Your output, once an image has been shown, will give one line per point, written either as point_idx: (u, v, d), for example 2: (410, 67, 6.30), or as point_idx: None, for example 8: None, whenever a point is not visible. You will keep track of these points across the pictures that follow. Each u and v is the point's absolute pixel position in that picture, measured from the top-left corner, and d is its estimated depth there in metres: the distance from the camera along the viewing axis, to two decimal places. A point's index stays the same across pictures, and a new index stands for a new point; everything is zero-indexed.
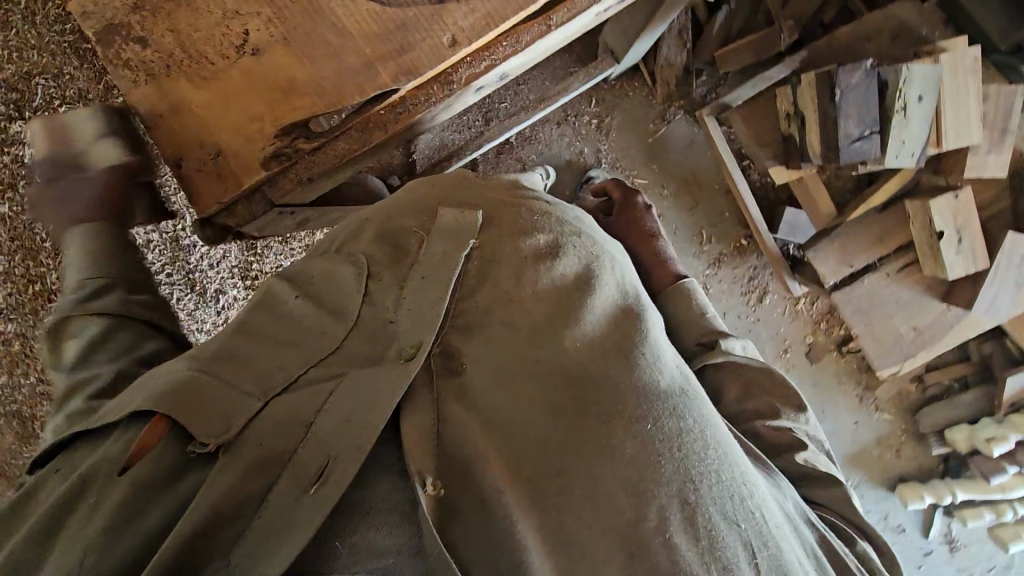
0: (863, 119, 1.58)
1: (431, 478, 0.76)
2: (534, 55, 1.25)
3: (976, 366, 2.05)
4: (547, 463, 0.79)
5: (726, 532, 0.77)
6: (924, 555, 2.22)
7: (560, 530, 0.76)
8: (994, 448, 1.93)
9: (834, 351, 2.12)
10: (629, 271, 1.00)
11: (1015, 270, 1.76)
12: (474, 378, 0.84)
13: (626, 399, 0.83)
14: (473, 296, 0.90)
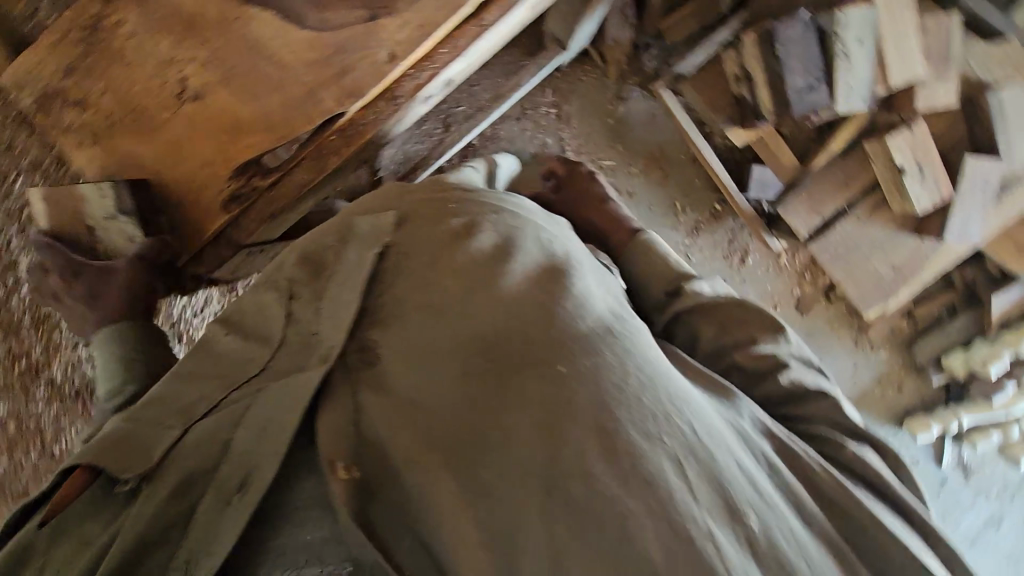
0: (808, 70, 1.65)
1: (353, 465, 0.85)
2: (476, 54, 1.29)
3: (961, 293, 2.08)
4: (458, 421, 0.84)
5: (651, 453, 0.76)
6: (940, 484, 2.24)
7: (480, 486, 0.79)
8: (990, 368, 1.99)
9: (823, 300, 2.15)
10: (556, 233, 1.04)
11: (980, 192, 1.78)
12: (392, 365, 0.90)
13: (536, 345, 0.86)
14: (395, 290, 0.97)
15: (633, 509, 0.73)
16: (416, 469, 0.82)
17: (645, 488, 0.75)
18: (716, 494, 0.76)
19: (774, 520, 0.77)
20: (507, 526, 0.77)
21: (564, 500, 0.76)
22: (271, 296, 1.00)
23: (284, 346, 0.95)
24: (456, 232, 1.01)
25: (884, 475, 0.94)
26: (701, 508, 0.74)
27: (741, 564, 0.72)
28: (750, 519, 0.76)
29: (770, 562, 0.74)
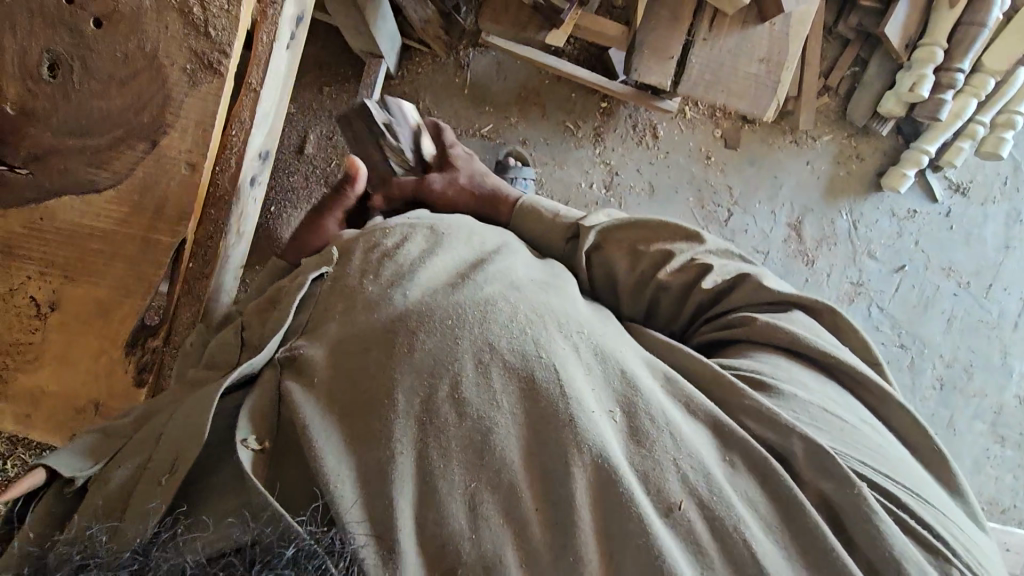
0: None
1: (267, 438, 0.90)
2: (267, 121, 1.20)
3: (859, 42, 2.03)
4: (360, 394, 0.92)
5: (525, 367, 0.92)
6: (946, 216, 2.28)
7: (370, 437, 0.88)
8: (921, 90, 1.89)
9: (745, 125, 2.13)
10: (480, 242, 1.21)
11: None
12: (315, 357, 0.99)
13: (430, 310, 0.98)
14: (326, 301, 1.08)
15: (498, 422, 0.88)
16: (319, 438, 0.88)
17: (516, 393, 0.90)
18: (584, 391, 0.92)
19: (648, 409, 0.93)
20: (379, 466, 0.85)
21: (436, 429, 0.87)
22: (230, 334, 1.09)
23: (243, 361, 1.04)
24: (382, 246, 1.14)
25: (814, 343, 1.08)
26: (568, 403, 0.89)
27: (594, 431, 0.88)
28: (622, 415, 0.92)
29: (633, 440, 0.90)
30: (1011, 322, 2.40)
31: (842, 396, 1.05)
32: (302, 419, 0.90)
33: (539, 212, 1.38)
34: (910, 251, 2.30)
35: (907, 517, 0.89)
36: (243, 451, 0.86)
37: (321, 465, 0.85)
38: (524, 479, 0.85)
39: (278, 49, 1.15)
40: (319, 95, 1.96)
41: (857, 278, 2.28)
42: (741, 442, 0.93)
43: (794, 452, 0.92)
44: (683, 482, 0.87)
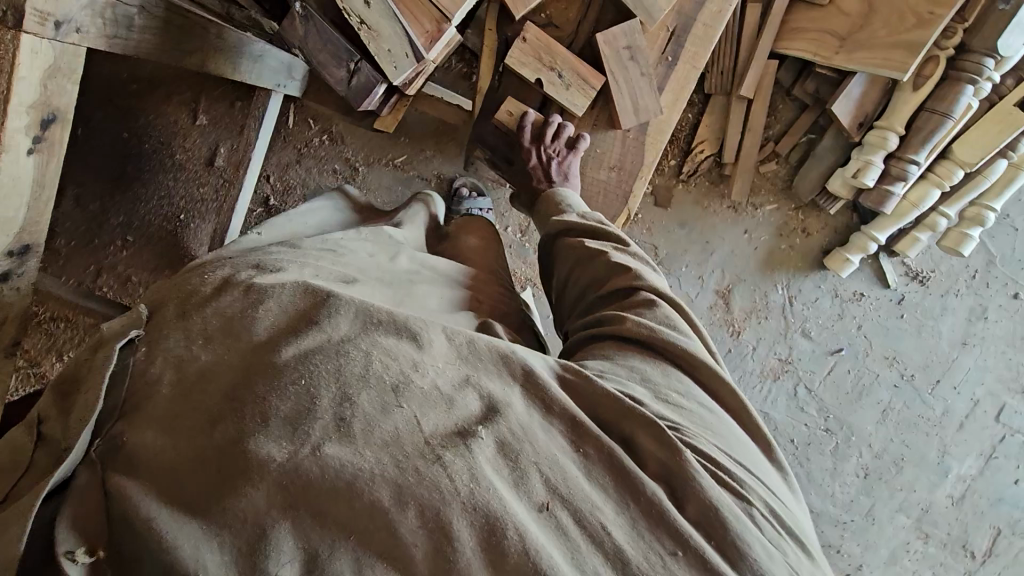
0: (336, 57, 1.12)
1: (101, 544, 0.60)
2: (15, 223, 0.96)
3: (817, 108, 1.82)
4: (200, 474, 0.63)
5: (389, 422, 0.67)
6: (898, 303, 2.08)
7: (222, 522, 0.59)
8: (866, 179, 1.70)
9: (679, 183, 1.95)
10: (289, 260, 0.96)
11: (631, 64, 1.23)
12: (141, 443, 0.65)
13: (260, 354, 0.71)
14: (153, 366, 0.72)
15: (369, 470, 0.63)
16: (172, 529, 0.59)
17: (378, 442, 0.65)
18: (447, 414, 0.70)
19: (514, 428, 0.72)
20: (253, 535, 0.59)
21: (301, 486, 0.61)
22: (22, 433, 0.71)
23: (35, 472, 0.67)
24: (207, 275, 0.86)
25: (665, 335, 0.90)
26: (430, 439, 0.67)
27: (472, 479, 0.65)
28: (486, 433, 0.70)
29: (502, 461, 0.69)
30: (956, 422, 2.18)
31: (679, 378, 0.89)
32: (138, 515, 0.60)
33: (552, 207, 1.19)
34: (851, 335, 2.10)
35: (725, 479, 0.77)
36: (69, 569, 0.57)
37: (181, 555, 0.57)
38: (412, 526, 0.61)
39: (13, 152, 0.90)
40: (231, 108, 1.94)
41: (785, 355, 2.09)
42: (595, 436, 0.75)
43: (632, 429, 0.78)
44: (551, 486, 0.69)
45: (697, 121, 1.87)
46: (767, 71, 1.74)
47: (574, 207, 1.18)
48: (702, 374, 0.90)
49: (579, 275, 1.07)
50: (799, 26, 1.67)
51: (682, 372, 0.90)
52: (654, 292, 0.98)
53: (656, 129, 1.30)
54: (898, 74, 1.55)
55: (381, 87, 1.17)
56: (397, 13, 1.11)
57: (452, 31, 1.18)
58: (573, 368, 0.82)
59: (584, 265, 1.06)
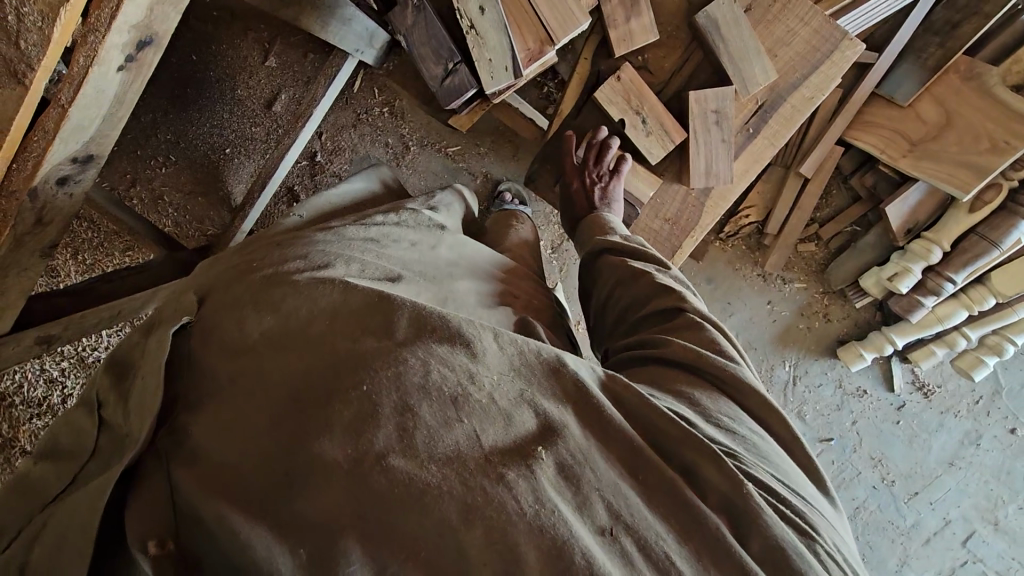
0: (438, 53, 1.18)
1: (170, 538, 0.66)
2: (87, 132, 0.97)
3: (871, 203, 1.83)
4: (267, 472, 0.67)
5: (449, 438, 0.67)
6: (897, 409, 2.09)
7: (289, 527, 0.64)
8: (901, 284, 1.74)
9: (717, 241, 1.95)
10: (338, 249, 0.97)
11: (717, 127, 1.25)
12: (202, 443, 0.70)
13: (320, 355, 0.74)
14: (207, 361, 0.78)
15: (435, 487, 0.64)
16: (242, 528, 0.63)
17: (442, 458, 0.66)
18: (508, 433, 0.70)
19: (572, 446, 0.71)
20: (324, 543, 0.62)
21: (369, 496, 0.63)
22: (83, 415, 0.79)
23: (95, 457, 0.75)
24: (274, 266, 0.91)
25: (714, 361, 0.89)
26: (490, 456, 0.67)
27: (536, 500, 0.65)
28: (546, 453, 0.69)
29: (564, 483, 0.68)
30: (922, 537, 2.18)
31: (729, 406, 0.86)
32: (208, 515, 0.65)
33: (599, 224, 1.19)
34: (844, 428, 2.11)
35: (791, 515, 0.74)
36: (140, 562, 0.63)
37: (255, 548, 0.62)
38: (477, 545, 0.61)
39: (105, 67, 0.90)
40: (302, 58, 1.93)
41: None
42: (650, 458, 0.73)
43: (694, 462, 0.74)
44: (612, 509, 0.68)
45: (750, 186, 1.87)
46: (832, 155, 1.76)
47: (618, 230, 1.18)
48: (748, 401, 0.87)
49: (620, 295, 1.07)
50: (874, 120, 1.68)
51: (728, 401, 0.87)
52: (698, 312, 0.97)
53: (719, 193, 1.32)
54: (959, 191, 1.58)
55: (472, 91, 1.21)
56: (508, 29, 1.15)
57: (553, 54, 1.22)
58: (619, 379, 0.82)
59: (628, 284, 1.06)
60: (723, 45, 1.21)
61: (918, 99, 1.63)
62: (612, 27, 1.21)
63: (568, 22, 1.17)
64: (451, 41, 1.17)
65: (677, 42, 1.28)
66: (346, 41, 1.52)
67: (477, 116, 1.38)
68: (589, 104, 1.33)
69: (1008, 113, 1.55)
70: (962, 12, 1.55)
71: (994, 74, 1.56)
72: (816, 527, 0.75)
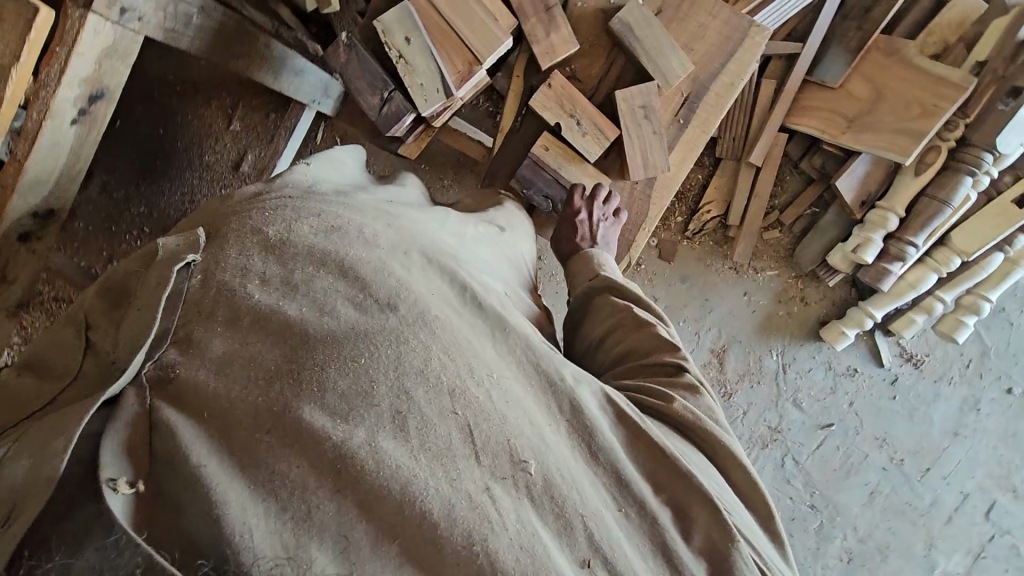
0: (373, 83, 1.23)
1: (142, 478, 0.62)
2: (47, 185, 1.02)
3: (822, 183, 1.89)
4: (257, 432, 0.65)
5: (441, 425, 0.70)
6: (891, 385, 2.08)
7: (270, 487, 0.63)
8: (865, 255, 1.77)
9: (684, 240, 1.98)
10: (344, 215, 0.87)
11: (647, 124, 1.30)
12: (197, 381, 0.68)
13: (329, 330, 0.72)
14: (208, 297, 0.73)
15: (422, 478, 0.67)
16: (221, 483, 0.62)
17: (430, 450, 0.69)
18: (503, 439, 0.73)
19: (559, 469, 0.74)
20: (299, 511, 0.62)
21: (353, 474, 0.65)
22: (68, 333, 0.73)
23: (80, 382, 0.69)
24: (280, 225, 0.81)
25: (709, 427, 0.92)
26: (482, 457, 0.71)
27: (515, 511, 0.69)
28: (534, 465, 0.73)
29: (547, 504, 0.72)
30: (944, 515, 2.12)
31: (711, 469, 0.89)
32: (188, 460, 0.62)
33: (592, 264, 1.20)
34: (843, 412, 2.08)
35: None
36: (112, 498, 0.58)
37: (227, 513, 0.60)
38: (456, 546, 0.64)
39: (59, 121, 0.96)
40: (264, 118, 1.99)
41: (775, 423, 2.08)
42: (638, 495, 0.79)
43: (683, 491, 0.81)
44: (590, 535, 0.72)
45: (705, 182, 1.93)
46: (776, 142, 1.83)
47: (608, 271, 1.19)
48: (737, 481, 0.91)
49: (618, 339, 1.07)
50: (808, 103, 1.76)
51: (716, 470, 0.91)
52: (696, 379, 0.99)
53: (663, 183, 1.37)
54: (900, 157, 1.65)
55: (410, 116, 1.27)
56: (433, 53, 1.21)
57: (483, 72, 1.27)
58: (620, 402, 0.86)
59: (627, 332, 1.06)
60: (640, 47, 1.27)
61: (846, 78, 1.72)
62: (534, 42, 1.27)
63: (491, 41, 1.23)
64: (383, 72, 1.23)
65: (598, 49, 1.34)
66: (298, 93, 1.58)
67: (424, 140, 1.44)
68: (528, 118, 1.38)
69: (927, 78, 1.63)
70: None
71: (910, 46, 1.65)
72: None
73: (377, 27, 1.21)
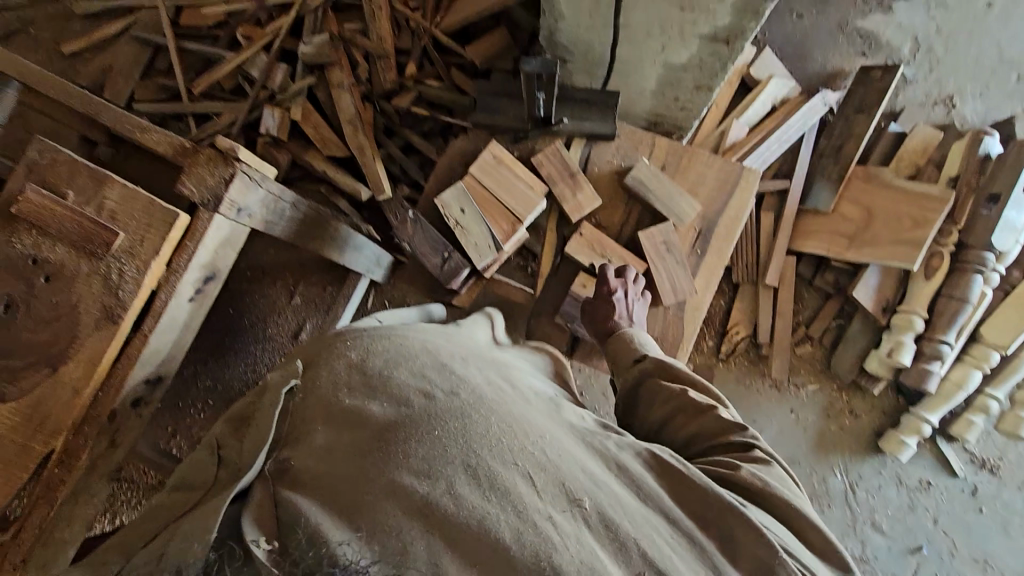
0: (436, 246, 1.45)
1: (274, 538, 0.74)
2: (160, 354, 1.18)
3: (841, 296, 1.99)
4: (352, 492, 0.76)
5: (506, 473, 0.77)
6: (972, 495, 1.94)
7: (372, 534, 0.73)
8: (902, 357, 1.82)
9: (720, 362, 2.03)
10: (407, 331, 0.99)
11: (670, 256, 1.48)
12: (304, 462, 0.81)
13: (407, 405, 0.83)
14: (308, 400, 0.88)
15: (497, 520, 0.74)
16: (332, 535, 0.73)
17: (500, 495, 0.76)
18: (562, 489, 0.79)
19: (613, 505, 0.80)
20: (397, 552, 0.72)
21: (439, 519, 0.73)
22: (205, 455, 0.87)
23: (216, 487, 0.81)
24: (354, 339, 0.95)
25: (778, 489, 0.95)
26: (546, 504, 0.77)
27: (579, 542, 0.75)
28: (592, 508, 0.78)
29: (610, 541, 0.77)
30: None
31: (783, 529, 0.92)
32: (306, 524, 0.74)
33: (631, 346, 1.27)
34: (929, 531, 1.94)
35: None
36: (257, 551, 0.71)
37: (340, 559, 0.70)
38: None
39: (180, 298, 1.16)
40: (322, 291, 2.20)
41: (858, 552, 1.93)
42: (699, 542, 0.82)
43: (743, 539, 0.83)
44: (648, 558, 0.77)
45: (729, 306, 2.04)
46: (787, 265, 1.99)
47: (650, 351, 1.25)
48: (812, 541, 0.93)
49: (679, 424, 1.08)
50: (810, 229, 1.95)
51: (787, 531, 0.93)
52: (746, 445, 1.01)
53: (693, 305, 1.51)
54: (908, 264, 1.80)
55: (466, 269, 1.47)
56: (484, 218, 1.45)
57: (524, 230, 1.50)
58: (667, 458, 0.89)
59: (688, 417, 1.07)
60: (652, 194, 1.50)
61: (838, 203, 1.92)
62: (563, 201, 1.51)
63: (530, 204, 1.47)
64: (445, 237, 1.47)
65: (616, 201, 1.56)
66: (355, 263, 1.83)
67: (475, 290, 1.61)
68: (564, 262, 1.57)
69: (911, 197, 1.84)
70: (841, 138, 1.92)
71: (887, 172, 1.89)
72: None
73: (437, 203, 1.45)
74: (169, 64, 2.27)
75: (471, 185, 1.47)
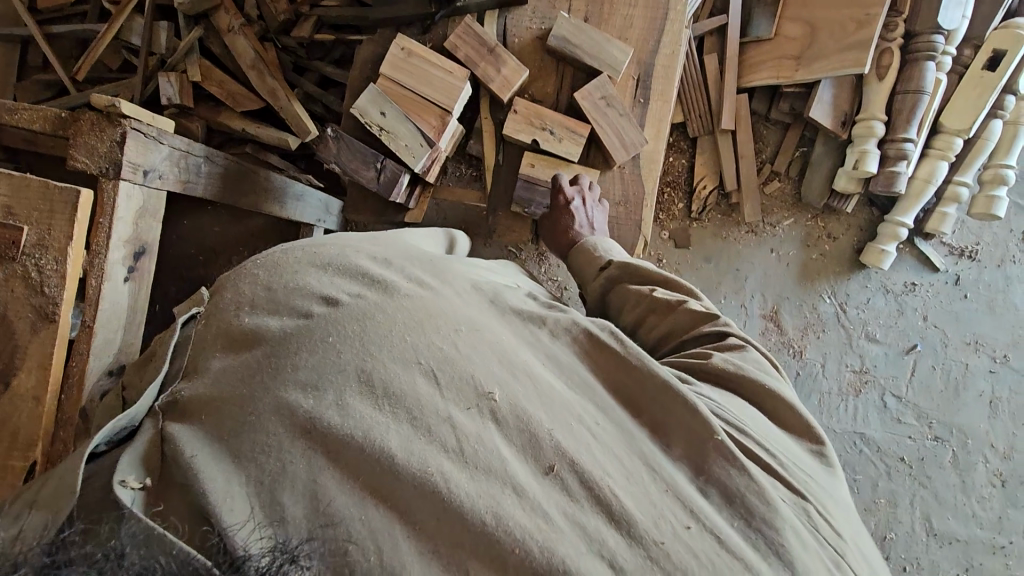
0: (364, 158, 1.36)
1: (148, 475, 0.69)
2: (114, 344, 1.15)
3: (799, 122, 1.94)
4: (237, 416, 0.71)
5: (405, 377, 0.73)
6: (956, 284, 1.99)
7: (250, 457, 0.68)
8: (868, 166, 1.79)
9: (694, 222, 2.00)
10: (336, 240, 0.94)
11: (614, 112, 1.40)
12: (192, 394, 0.75)
13: (305, 322, 0.77)
14: (205, 327, 0.84)
15: (385, 426, 0.70)
16: (204, 466, 0.67)
17: (393, 399, 0.72)
18: (466, 382, 0.75)
19: (527, 398, 0.77)
20: (274, 471, 0.67)
21: (322, 432, 0.69)
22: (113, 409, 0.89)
23: None
24: (269, 258, 0.89)
25: (744, 372, 0.96)
26: (450, 399, 0.74)
27: (476, 437, 0.72)
28: (501, 399, 0.75)
29: (514, 429, 0.74)
30: None
31: (736, 402, 0.93)
32: (181, 453, 0.69)
33: (593, 254, 1.25)
34: (920, 329, 1.99)
35: (781, 474, 0.84)
36: (124, 491, 0.65)
37: (208, 488, 0.65)
38: (420, 486, 0.67)
39: (113, 281, 1.11)
40: None
41: (859, 365, 1.99)
42: (620, 420, 0.82)
43: (669, 406, 0.84)
44: (559, 450, 0.74)
45: (691, 163, 1.99)
46: (739, 103, 1.92)
47: (614, 255, 1.24)
48: (767, 407, 0.95)
49: (652, 325, 1.09)
50: (754, 60, 1.87)
51: (749, 404, 0.94)
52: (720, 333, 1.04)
53: (649, 159, 1.45)
54: (858, 69, 1.72)
55: (405, 176, 1.40)
56: (408, 117, 1.36)
57: (454, 121, 1.41)
58: (606, 340, 0.89)
59: (660, 316, 1.09)
60: (580, 51, 1.40)
61: (777, 24, 1.83)
62: (489, 82, 1.40)
63: (453, 91, 1.36)
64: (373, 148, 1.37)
65: (546, 70, 1.46)
66: (301, 212, 1.72)
67: (426, 200, 1.55)
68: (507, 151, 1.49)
69: None
70: None
71: None
72: (807, 492, 0.84)
73: (353, 113, 1.35)
74: (43, 57, 2.06)
75: (385, 87, 1.37)
